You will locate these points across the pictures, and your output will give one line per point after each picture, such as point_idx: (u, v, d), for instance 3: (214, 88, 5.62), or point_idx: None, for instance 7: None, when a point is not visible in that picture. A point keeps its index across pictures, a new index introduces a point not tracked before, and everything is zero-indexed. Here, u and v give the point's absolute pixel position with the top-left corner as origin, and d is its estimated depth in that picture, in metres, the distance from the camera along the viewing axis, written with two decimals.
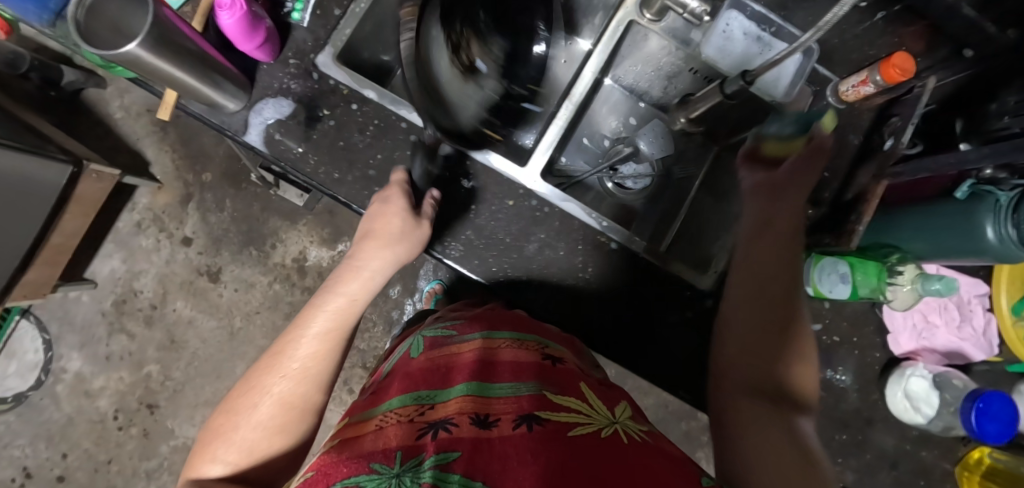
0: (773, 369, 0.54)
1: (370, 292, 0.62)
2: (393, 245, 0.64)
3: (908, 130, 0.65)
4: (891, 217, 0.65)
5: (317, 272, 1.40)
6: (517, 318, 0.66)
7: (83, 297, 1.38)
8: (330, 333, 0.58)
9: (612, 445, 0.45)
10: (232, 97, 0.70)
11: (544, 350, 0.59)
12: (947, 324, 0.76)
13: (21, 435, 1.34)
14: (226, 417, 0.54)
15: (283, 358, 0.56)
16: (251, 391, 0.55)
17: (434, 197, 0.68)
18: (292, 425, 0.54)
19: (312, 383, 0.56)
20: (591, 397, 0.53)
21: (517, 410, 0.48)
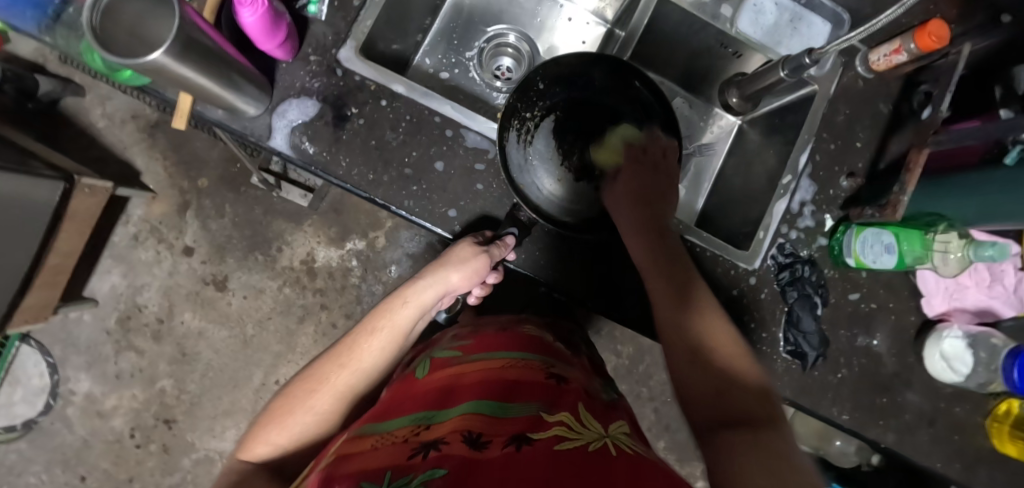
0: (717, 374, 0.50)
1: (422, 307, 0.64)
2: (457, 269, 0.65)
3: (945, 99, 0.65)
4: (937, 182, 0.67)
5: (327, 273, 1.36)
6: (524, 337, 0.66)
7: (85, 316, 1.33)
8: (389, 347, 0.62)
9: (604, 459, 0.40)
10: (253, 101, 0.67)
11: (550, 370, 0.57)
12: (977, 284, 0.75)
13: (35, 461, 1.31)
14: (284, 401, 0.59)
15: (347, 351, 0.61)
16: (310, 378, 0.59)
17: (508, 244, 0.67)
18: (341, 414, 0.60)
19: (363, 378, 0.60)
20: (585, 414, 0.48)
21: (513, 430, 0.44)
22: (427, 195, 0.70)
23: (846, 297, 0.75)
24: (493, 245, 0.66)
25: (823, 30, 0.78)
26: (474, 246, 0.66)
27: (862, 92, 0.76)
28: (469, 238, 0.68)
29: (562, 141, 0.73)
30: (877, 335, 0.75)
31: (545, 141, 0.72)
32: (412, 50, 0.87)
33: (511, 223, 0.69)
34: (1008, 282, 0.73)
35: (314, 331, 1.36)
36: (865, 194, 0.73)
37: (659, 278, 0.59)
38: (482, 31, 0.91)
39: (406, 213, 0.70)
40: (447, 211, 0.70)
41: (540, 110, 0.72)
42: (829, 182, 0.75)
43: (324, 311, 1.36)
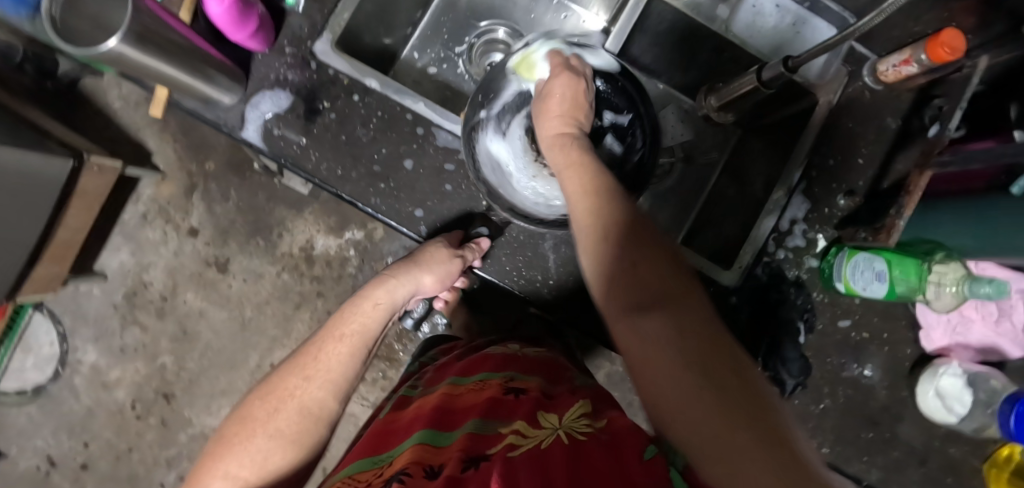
0: (694, 337, 0.37)
1: (396, 305, 0.66)
2: (430, 270, 0.68)
3: (955, 116, 0.60)
4: (937, 208, 0.61)
5: (325, 261, 1.33)
6: (498, 357, 0.63)
7: (94, 291, 1.36)
8: (354, 346, 0.60)
9: (555, 452, 0.40)
10: (227, 90, 0.66)
11: (509, 383, 0.54)
12: (984, 318, 0.69)
13: (43, 426, 1.35)
14: (242, 424, 0.52)
15: (311, 362, 0.57)
16: (272, 395, 0.54)
17: (483, 245, 0.68)
18: (310, 433, 0.54)
19: (330, 388, 0.56)
20: (544, 415, 0.47)
21: (464, 451, 0.42)
22: (395, 194, 0.69)
23: (836, 324, 0.70)
24: (465, 247, 0.68)
25: (828, 34, 0.73)
26: (447, 248, 0.68)
27: (867, 106, 0.70)
28: (443, 237, 0.70)
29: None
30: (868, 365, 0.70)
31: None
32: (400, 43, 0.85)
33: (482, 221, 0.70)
34: (1016, 319, 0.67)
35: (310, 318, 1.35)
36: (862, 214, 0.68)
37: (599, 227, 0.45)
38: (474, 26, 0.88)
39: (373, 211, 0.69)
40: (413, 210, 0.69)
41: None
42: (823, 200, 0.70)
43: (320, 299, 1.34)
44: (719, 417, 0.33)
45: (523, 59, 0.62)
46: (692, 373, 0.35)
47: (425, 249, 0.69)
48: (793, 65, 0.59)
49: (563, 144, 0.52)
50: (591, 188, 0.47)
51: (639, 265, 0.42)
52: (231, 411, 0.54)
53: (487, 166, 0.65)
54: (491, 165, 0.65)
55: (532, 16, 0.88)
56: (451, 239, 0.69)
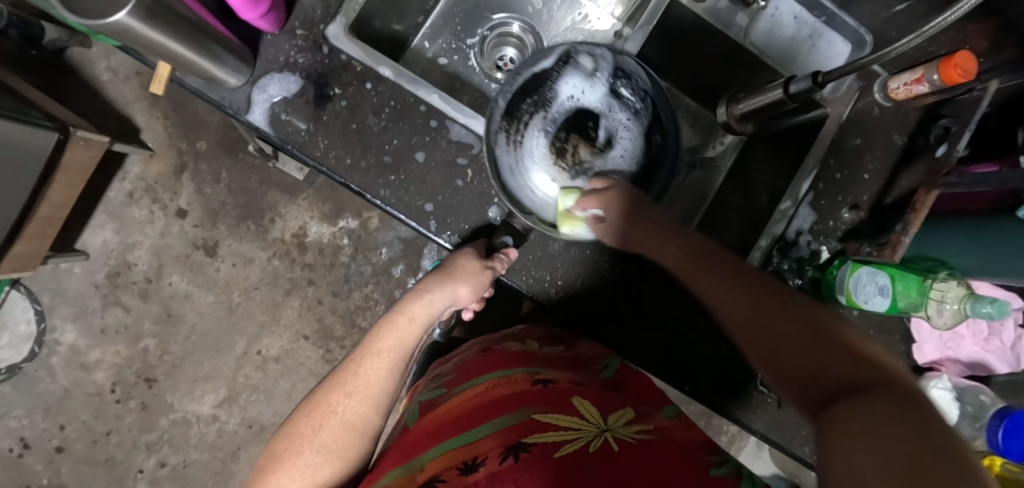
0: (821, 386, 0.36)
1: (432, 319, 0.67)
2: (465, 282, 0.67)
3: (964, 137, 0.61)
4: (941, 225, 0.62)
5: (317, 248, 1.31)
6: (516, 354, 0.64)
7: (75, 269, 1.31)
8: (386, 352, 0.61)
9: (602, 455, 0.42)
10: (234, 71, 0.64)
11: (535, 376, 0.55)
12: (974, 335, 0.71)
13: (16, 406, 1.30)
14: (290, 441, 0.55)
15: (352, 378, 0.59)
16: (316, 412, 0.57)
17: (510, 256, 0.67)
18: (353, 449, 0.56)
19: (371, 403, 0.58)
20: (583, 407, 0.49)
21: (502, 442, 0.46)
22: (404, 186, 0.67)
23: None
24: (494, 257, 0.67)
25: (841, 50, 0.74)
26: (476, 258, 0.67)
27: (875, 122, 0.71)
28: (470, 248, 0.68)
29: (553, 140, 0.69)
30: None
31: (539, 141, 0.68)
32: (410, 31, 0.83)
33: (505, 230, 0.68)
34: (1005, 336, 0.70)
35: (299, 305, 1.32)
36: (866, 228, 0.69)
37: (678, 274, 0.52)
38: (487, 19, 0.86)
39: (382, 203, 0.67)
40: (422, 204, 0.68)
41: (528, 108, 0.68)
42: (829, 213, 0.71)
43: (311, 286, 1.32)
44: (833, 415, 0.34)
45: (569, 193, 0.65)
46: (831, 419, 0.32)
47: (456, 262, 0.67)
48: (823, 80, 0.61)
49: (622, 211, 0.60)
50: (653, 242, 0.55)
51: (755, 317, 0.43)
52: (278, 427, 0.58)
53: (507, 174, 0.65)
54: (513, 173, 0.66)
55: (545, 11, 0.87)
56: (479, 248, 0.68)
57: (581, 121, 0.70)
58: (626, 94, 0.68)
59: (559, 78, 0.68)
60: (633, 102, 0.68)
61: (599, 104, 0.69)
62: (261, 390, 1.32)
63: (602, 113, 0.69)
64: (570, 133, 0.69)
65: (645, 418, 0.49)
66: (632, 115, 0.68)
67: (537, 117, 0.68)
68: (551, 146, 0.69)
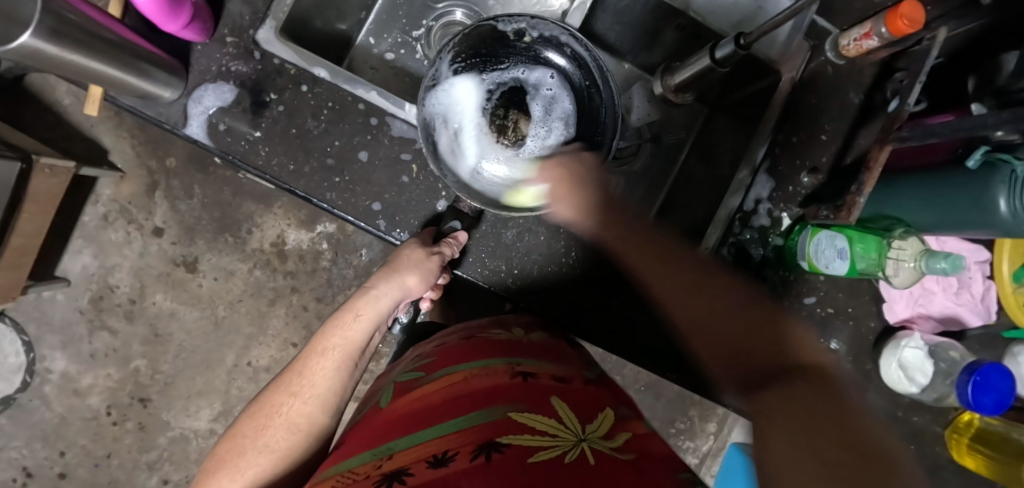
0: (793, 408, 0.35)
1: (381, 315, 0.62)
2: (411, 271, 0.63)
3: (915, 89, 0.56)
4: (893, 182, 0.61)
5: (298, 256, 1.12)
6: (497, 341, 0.60)
7: (59, 296, 1.13)
8: (331, 350, 0.58)
9: (581, 465, 0.40)
10: (166, 85, 0.64)
11: (517, 368, 0.53)
12: (944, 290, 0.71)
13: (15, 436, 1.13)
14: (233, 443, 0.53)
15: (296, 378, 0.56)
16: (261, 413, 0.54)
17: (460, 239, 0.66)
18: (299, 449, 0.53)
19: (318, 403, 0.55)
20: (561, 410, 0.47)
21: (479, 439, 0.43)
22: (350, 188, 0.67)
23: (801, 301, 0.71)
24: (442, 243, 0.65)
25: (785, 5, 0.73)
26: (422, 247, 0.65)
27: (830, 80, 0.70)
28: (419, 237, 0.66)
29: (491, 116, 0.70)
30: (833, 339, 0.72)
31: (475, 115, 0.69)
32: (355, 29, 0.82)
33: (454, 215, 0.67)
34: (975, 289, 0.70)
35: (285, 314, 1.14)
36: (824, 193, 0.67)
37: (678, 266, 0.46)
38: (431, 9, 0.84)
39: (329, 206, 0.67)
40: (371, 204, 0.68)
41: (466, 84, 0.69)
42: (788, 178, 0.70)
43: (296, 294, 1.13)
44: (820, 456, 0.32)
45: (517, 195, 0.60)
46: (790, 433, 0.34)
47: (404, 249, 0.65)
48: (746, 43, 0.59)
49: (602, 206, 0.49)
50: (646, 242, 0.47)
51: (726, 326, 0.42)
52: (227, 429, 0.55)
53: (448, 154, 0.66)
54: (455, 154, 0.67)
55: None
56: (428, 238, 0.66)
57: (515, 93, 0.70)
58: (559, 61, 0.68)
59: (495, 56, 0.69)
60: (568, 68, 0.68)
61: (532, 80, 0.70)
62: None
63: (537, 87, 0.70)
64: (508, 109, 0.70)
65: (623, 423, 0.48)
66: (563, 79, 0.69)
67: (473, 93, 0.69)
68: (491, 123, 0.70)
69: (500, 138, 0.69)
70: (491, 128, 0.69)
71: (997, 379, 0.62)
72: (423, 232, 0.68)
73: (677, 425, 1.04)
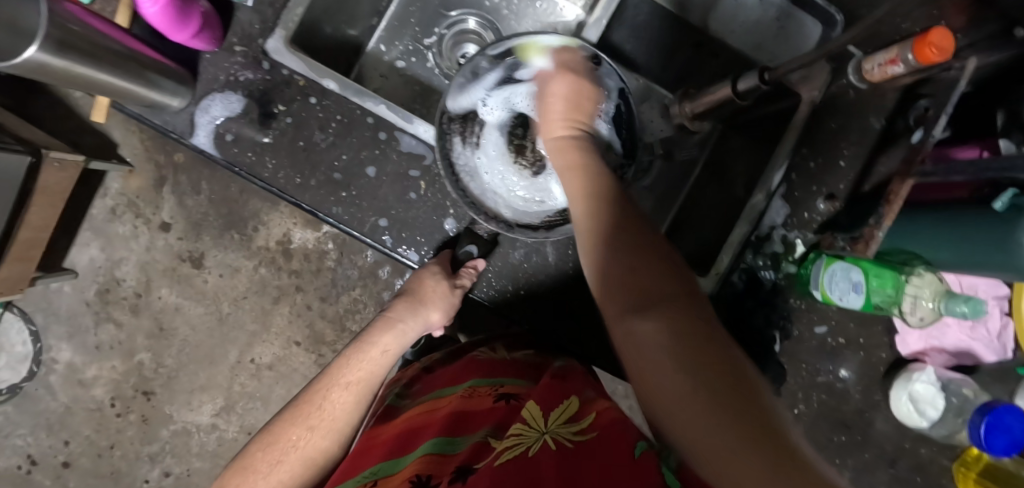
0: (691, 339, 0.34)
1: (404, 350, 0.62)
2: (436, 306, 0.64)
3: (941, 121, 0.55)
4: (913, 218, 0.59)
5: (303, 256, 1.07)
6: (483, 361, 0.60)
7: (65, 288, 1.12)
8: (354, 384, 0.56)
9: (542, 460, 0.38)
10: (174, 94, 0.64)
11: (499, 390, 0.52)
12: (959, 322, 0.68)
13: (20, 425, 1.13)
14: (243, 478, 0.49)
15: (315, 411, 0.54)
16: (273, 447, 0.51)
17: (479, 267, 0.67)
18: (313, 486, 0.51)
19: (335, 437, 0.54)
20: (530, 414, 0.45)
21: (460, 463, 0.41)
22: (356, 202, 0.66)
23: (812, 330, 0.70)
24: (461, 274, 0.66)
25: (813, 30, 0.71)
26: (445, 279, 0.65)
27: (851, 106, 0.68)
28: (435, 261, 0.66)
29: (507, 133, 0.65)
30: (842, 368, 0.70)
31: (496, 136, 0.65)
32: (366, 35, 0.81)
33: (470, 239, 0.67)
34: (990, 324, 0.68)
35: (289, 312, 1.10)
36: (843, 220, 0.66)
37: (594, 220, 0.44)
38: (444, 16, 0.82)
39: (334, 221, 0.67)
40: (377, 220, 0.67)
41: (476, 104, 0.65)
42: (802, 204, 0.68)
43: (299, 294, 1.09)
44: (691, 382, 0.32)
45: (529, 44, 0.61)
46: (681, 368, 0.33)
47: (419, 278, 0.65)
48: (770, 77, 0.57)
49: (562, 143, 0.50)
50: (589, 191, 0.45)
51: (620, 266, 0.40)
52: (232, 460, 0.52)
53: (466, 176, 0.64)
54: (472, 174, 0.64)
55: (504, 5, 0.83)
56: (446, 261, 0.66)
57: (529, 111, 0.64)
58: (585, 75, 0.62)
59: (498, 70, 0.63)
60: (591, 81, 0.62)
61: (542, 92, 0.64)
62: (259, 398, 1.13)
63: None
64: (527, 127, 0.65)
65: (589, 405, 0.47)
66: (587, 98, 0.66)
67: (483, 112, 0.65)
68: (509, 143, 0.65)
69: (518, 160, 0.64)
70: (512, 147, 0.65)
71: (1011, 420, 0.60)
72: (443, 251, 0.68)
73: None
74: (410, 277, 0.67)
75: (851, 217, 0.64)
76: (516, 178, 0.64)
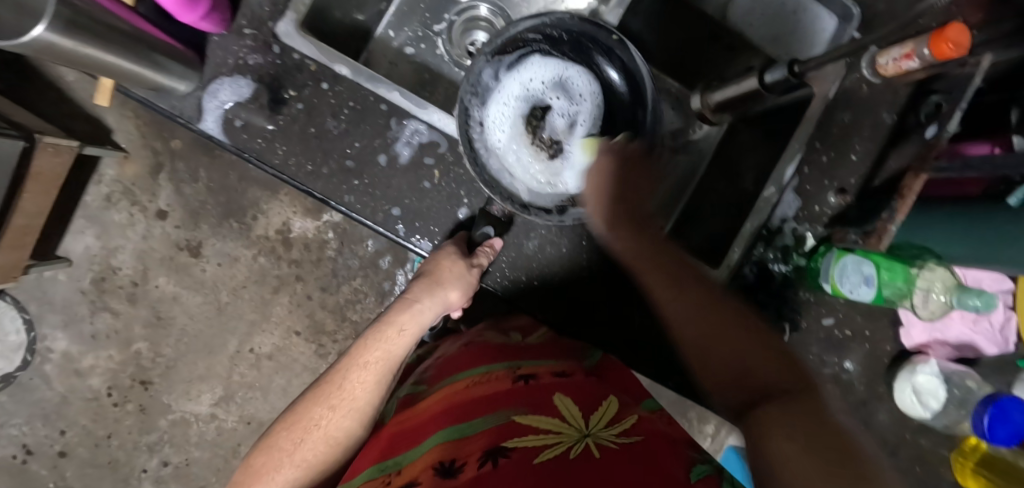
0: (796, 411, 0.38)
1: (421, 330, 0.60)
2: (453, 286, 0.62)
3: (954, 116, 0.55)
4: (930, 214, 0.59)
5: (303, 245, 1.06)
6: (497, 348, 0.61)
7: (59, 276, 1.10)
8: (374, 363, 0.55)
9: (584, 462, 0.39)
10: (181, 78, 0.62)
11: (517, 373, 0.53)
12: (963, 316, 0.69)
13: (14, 414, 1.11)
14: (268, 456, 0.50)
15: (336, 391, 0.53)
16: (297, 425, 0.51)
17: (495, 247, 0.66)
18: (335, 463, 0.52)
19: (358, 417, 0.53)
20: (565, 408, 0.46)
21: (484, 445, 0.42)
22: (370, 191, 0.66)
23: (819, 322, 0.70)
24: (478, 253, 0.65)
25: (830, 22, 0.72)
26: (462, 259, 0.63)
27: (863, 100, 0.68)
28: (454, 243, 0.65)
29: (523, 118, 0.67)
30: (847, 360, 0.71)
31: (510, 118, 0.67)
32: (373, 21, 0.80)
33: (485, 221, 0.66)
34: (993, 317, 0.69)
35: (289, 302, 1.09)
36: (852, 215, 0.67)
37: (663, 276, 0.50)
38: (454, 3, 0.81)
39: (346, 209, 0.66)
40: (390, 209, 0.66)
41: (491, 79, 0.64)
42: (814, 198, 0.69)
43: (300, 283, 1.08)
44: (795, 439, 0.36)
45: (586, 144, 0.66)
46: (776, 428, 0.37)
47: (438, 257, 0.64)
48: (799, 69, 0.60)
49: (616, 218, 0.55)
50: (661, 266, 0.51)
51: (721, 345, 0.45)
52: (255, 438, 0.52)
53: (483, 151, 0.63)
54: (488, 148, 0.64)
55: None
56: (463, 239, 0.66)
57: (543, 93, 0.68)
58: (613, 76, 0.65)
59: (518, 54, 0.65)
60: (620, 84, 0.65)
61: (556, 79, 0.68)
62: (258, 388, 1.12)
63: (565, 84, 0.68)
64: (538, 112, 0.68)
65: (626, 409, 0.48)
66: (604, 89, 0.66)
67: (498, 91, 0.65)
68: (525, 124, 0.67)
69: (534, 141, 0.67)
70: (527, 129, 0.67)
71: (1015, 412, 0.61)
72: (459, 234, 0.66)
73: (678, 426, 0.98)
74: (429, 255, 0.65)
75: (864, 209, 0.64)
76: (532, 161, 0.66)
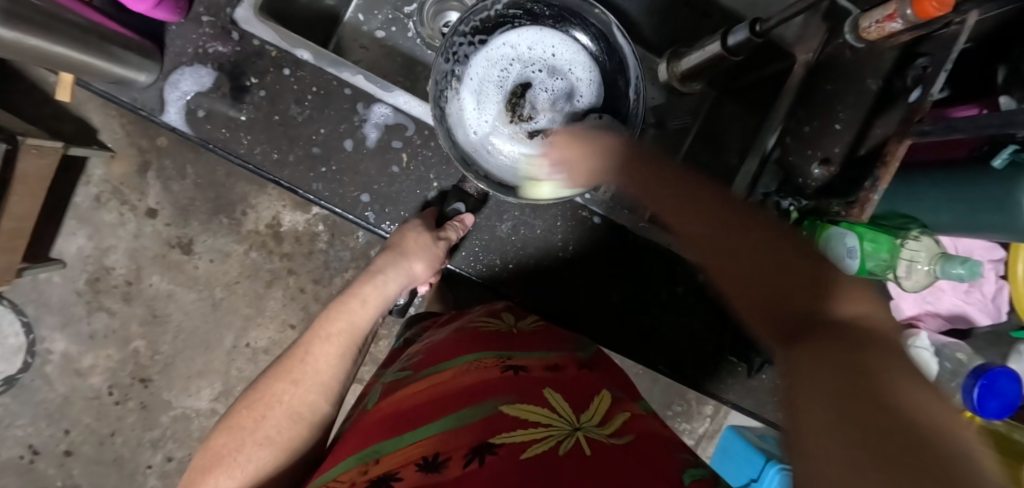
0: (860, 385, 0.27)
1: (388, 301, 0.60)
2: (418, 257, 0.61)
3: (939, 78, 0.52)
4: (913, 180, 0.57)
5: (295, 238, 1.06)
6: (483, 335, 0.58)
7: (54, 278, 1.09)
8: (335, 334, 0.55)
9: (575, 460, 0.37)
10: (140, 69, 0.61)
11: (506, 362, 0.50)
12: (953, 287, 0.68)
13: (19, 415, 1.11)
14: (230, 436, 0.48)
15: (298, 365, 0.53)
16: (258, 403, 0.50)
17: (466, 222, 0.65)
18: (302, 442, 0.50)
19: (322, 391, 0.52)
20: (555, 401, 0.44)
21: (471, 440, 0.40)
22: (338, 178, 0.65)
23: None
24: (446, 227, 0.64)
25: None
26: (427, 229, 0.63)
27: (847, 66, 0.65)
28: (420, 218, 0.65)
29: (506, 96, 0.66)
30: None
31: (492, 98, 0.66)
32: (343, 5, 0.78)
33: (456, 198, 0.66)
34: (986, 288, 0.67)
35: (283, 296, 1.09)
36: (838, 186, 0.63)
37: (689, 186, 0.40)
38: None
39: (315, 197, 0.65)
40: (359, 195, 0.66)
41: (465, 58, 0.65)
42: (796, 169, 0.67)
43: (293, 276, 1.07)
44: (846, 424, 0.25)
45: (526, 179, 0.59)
46: (833, 395, 0.27)
47: (404, 230, 0.63)
48: (762, 29, 0.58)
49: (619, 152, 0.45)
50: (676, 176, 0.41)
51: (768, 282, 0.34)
52: (219, 423, 0.51)
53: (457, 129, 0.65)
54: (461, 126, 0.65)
55: None
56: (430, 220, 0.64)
57: (526, 68, 0.66)
58: (588, 46, 0.66)
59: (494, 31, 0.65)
60: (598, 54, 0.65)
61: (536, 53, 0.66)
62: None
63: (546, 60, 0.66)
64: (519, 88, 0.66)
65: (620, 407, 0.46)
66: (587, 58, 0.66)
67: (476, 71, 0.66)
68: (506, 102, 0.66)
69: (514, 119, 0.65)
70: (507, 107, 0.66)
71: (1004, 383, 0.60)
72: (430, 211, 0.65)
73: (675, 406, 0.97)
74: (393, 234, 0.64)
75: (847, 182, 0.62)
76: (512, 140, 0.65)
